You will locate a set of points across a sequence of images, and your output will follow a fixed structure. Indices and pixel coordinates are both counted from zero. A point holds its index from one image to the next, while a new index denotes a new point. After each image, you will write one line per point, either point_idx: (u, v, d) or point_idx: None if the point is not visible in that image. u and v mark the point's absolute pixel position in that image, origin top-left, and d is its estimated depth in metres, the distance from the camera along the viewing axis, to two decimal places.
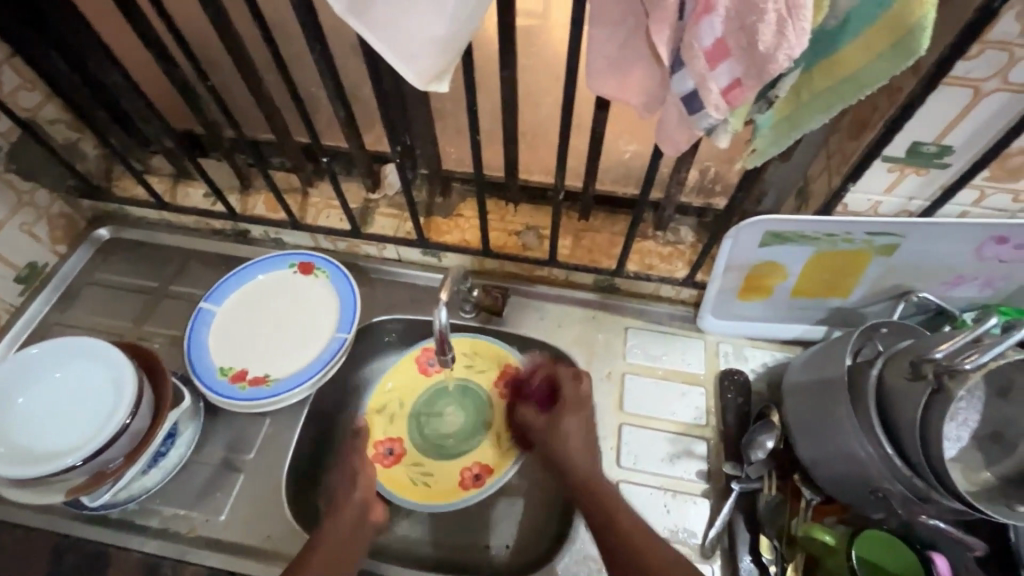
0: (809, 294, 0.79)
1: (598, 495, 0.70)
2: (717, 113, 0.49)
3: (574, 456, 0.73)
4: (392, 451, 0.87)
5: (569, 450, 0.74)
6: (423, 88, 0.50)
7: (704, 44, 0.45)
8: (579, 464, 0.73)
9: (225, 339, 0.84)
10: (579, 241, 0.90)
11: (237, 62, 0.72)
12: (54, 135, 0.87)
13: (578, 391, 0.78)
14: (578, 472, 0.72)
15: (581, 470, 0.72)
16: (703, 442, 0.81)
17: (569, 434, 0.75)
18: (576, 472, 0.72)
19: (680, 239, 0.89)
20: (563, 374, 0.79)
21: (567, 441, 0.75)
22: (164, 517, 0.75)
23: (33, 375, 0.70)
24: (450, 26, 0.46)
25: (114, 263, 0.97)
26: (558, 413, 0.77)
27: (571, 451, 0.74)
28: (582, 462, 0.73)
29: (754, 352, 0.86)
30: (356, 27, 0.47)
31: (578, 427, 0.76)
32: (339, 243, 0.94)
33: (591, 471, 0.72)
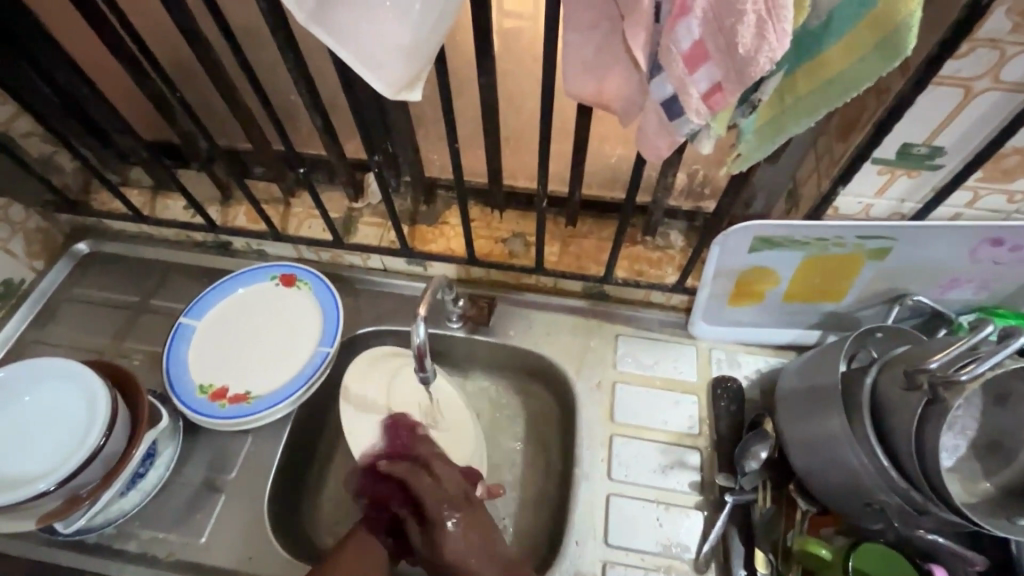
0: (801, 299, 0.77)
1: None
2: (699, 119, 0.47)
3: (468, 560, 0.67)
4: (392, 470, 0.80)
5: (459, 554, 0.68)
6: (394, 97, 0.48)
7: (682, 47, 0.43)
8: (498, 564, 0.67)
9: (205, 356, 0.82)
10: (567, 247, 0.88)
11: (209, 73, 0.70)
12: (28, 149, 0.85)
13: (451, 472, 0.74)
14: (469, 567, 0.67)
15: (493, 557, 0.68)
16: (695, 453, 0.79)
17: (448, 534, 0.68)
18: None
19: (670, 244, 0.87)
20: (432, 455, 0.76)
21: (445, 543, 0.68)
22: (144, 540, 0.73)
23: (5, 398, 0.68)
24: (417, 33, 0.44)
25: (93, 278, 0.95)
26: (426, 497, 0.71)
27: (471, 567, 0.67)
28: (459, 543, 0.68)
29: (747, 358, 0.84)
30: (320, 35, 0.45)
31: (470, 523, 0.70)
32: (322, 254, 0.92)
33: (501, 570, 0.67)
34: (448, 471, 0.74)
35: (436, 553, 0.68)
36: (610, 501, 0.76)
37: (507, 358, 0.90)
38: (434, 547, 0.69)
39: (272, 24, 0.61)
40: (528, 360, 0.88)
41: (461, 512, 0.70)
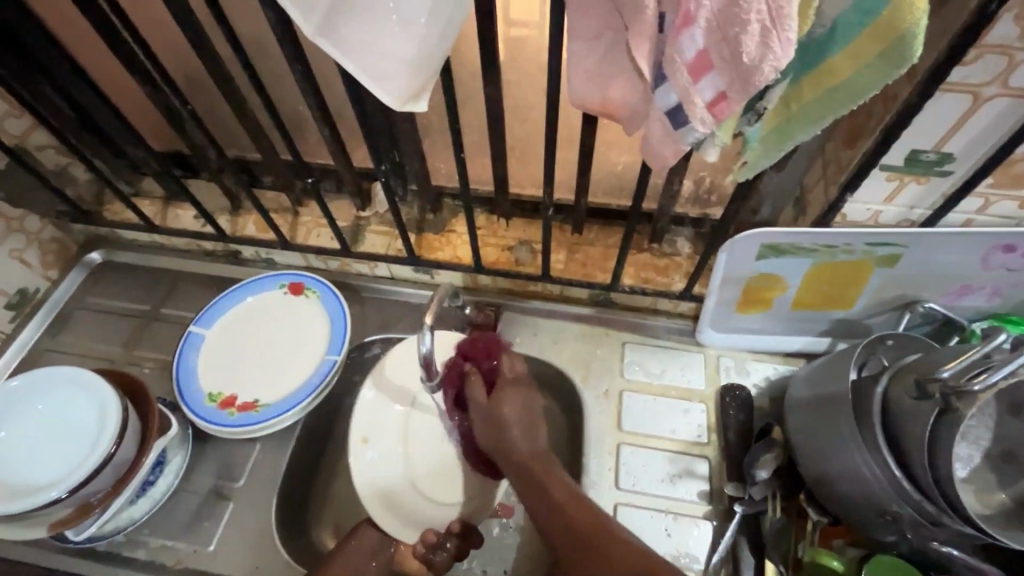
0: (810, 306, 0.76)
1: (541, 471, 0.64)
2: (704, 127, 0.47)
3: (511, 428, 0.68)
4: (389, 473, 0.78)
5: (516, 415, 0.68)
6: (400, 108, 0.49)
7: (686, 57, 0.43)
8: (523, 453, 0.66)
9: (214, 364, 0.83)
10: (573, 255, 0.88)
11: (220, 85, 0.72)
12: (43, 161, 0.87)
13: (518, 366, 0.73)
14: (517, 447, 0.67)
15: (535, 451, 0.66)
16: (704, 462, 0.78)
17: (507, 403, 0.69)
18: (516, 449, 0.67)
19: (677, 251, 0.87)
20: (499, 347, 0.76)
21: (499, 405, 0.69)
22: (153, 548, 0.74)
23: (18, 406, 0.69)
24: (422, 47, 0.45)
25: (105, 286, 0.97)
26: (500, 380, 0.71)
27: (523, 434, 0.67)
28: (501, 426, 0.68)
29: (756, 366, 0.84)
30: (326, 48, 0.45)
31: (518, 399, 0.70)
32: (330, 262, 0.93)
33: (538, 460, 0.66)
34: (515, 362, 0.73)
35: (498, 399, 0.69)
36: (618, 511, 0.75)
37: None
38: (498, 402, 0.69)
39: (281, 36, 0.62)
40: (535, 369, 0.88)
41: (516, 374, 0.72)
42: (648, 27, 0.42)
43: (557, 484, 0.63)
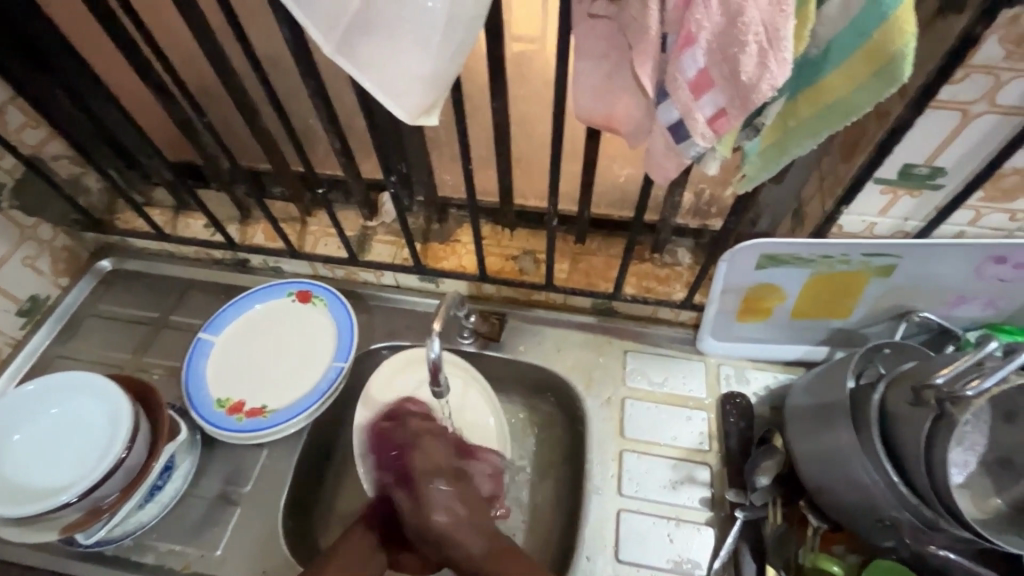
0: (808, 315, 0.78)
1: (504, 558, 0.68)
2: (704, 141, 0.49)
3: (452, 532, 0.69)
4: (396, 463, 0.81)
5: (452, 528, 0.69)
6: (412, 122, 0.51)
7: (687, 75, 0.45)
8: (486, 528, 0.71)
9: (221, 370, 0.84)
10: (576, 264, 0.90)
11: (234, 99, 0.74)
12: (58, 171, 0.89)
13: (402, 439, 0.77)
14: (459, 549, 0.69)
15: (479, 550, 0.68)
16: (706, 468, 0.79)
17: (434, 496, 0.71)
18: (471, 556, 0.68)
19: (678, 261, 0.89)
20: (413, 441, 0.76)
21: (432, 511, 0.70)
22: (160, 552, 0.74)
23: (31, 410, 0.70)
24: (435, 64, 0.47)
25: (115, 294, 0.98)
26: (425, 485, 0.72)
27: (467, 542, 0.69)
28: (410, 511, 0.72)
29: (756, 374, 0.85)
30: (342, 66, 0.48)
31: (450, 503, 0.71)
32: (338, 271, 0.95)
33: (490, 554, 0.68)
34: (438, 445, 0.76)
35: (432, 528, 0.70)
36: (620, 517, 0.76)
37: (516, 373, 0.91)
38: (427, 524, 0.70)
39: (295, 53, 0.64)
40: (538, 375, 0.89)
41: (439, 475, 0.73)
42: (651, 47, 0.44)
43: (518, 571, 0.66)
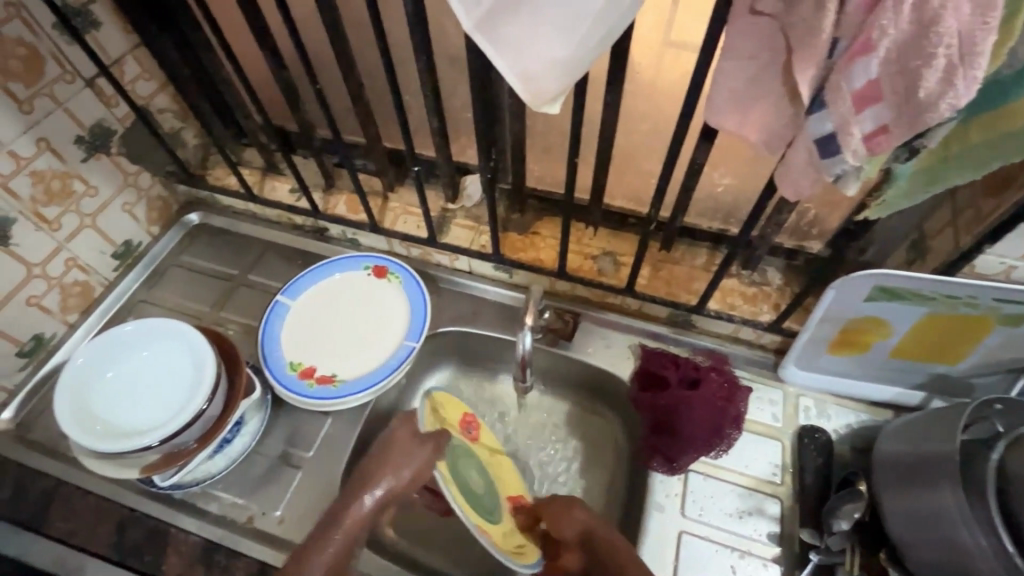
0: (911, 356, 0.72)
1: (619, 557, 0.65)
2: (854, 158, 0.45)
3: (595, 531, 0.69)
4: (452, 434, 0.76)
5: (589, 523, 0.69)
6: (537, 108, 0.49)
7: (854, 85, 0.42)
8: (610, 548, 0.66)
9: (296, 334, 0.85)
10: (657, 272, 0.86)
11: (343, 67, 0.74)
12: (162, 123, 0.92)
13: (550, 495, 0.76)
14: (602, 541, 0.67)
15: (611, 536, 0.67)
16: (776, 501, 0.75)
17: (574, 510, 0.71)
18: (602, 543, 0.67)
19: (767, 281, 0.84)
20: (719, 378, 0.81)
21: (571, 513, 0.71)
22: (224, 503, 0.77)
23: (125, 350, 0.73)
24: (576, 47, 0.45)
25: (200, 247, 1.01)
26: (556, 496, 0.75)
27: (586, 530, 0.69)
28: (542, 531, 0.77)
29: (838, 411, 0.80)
30: (480, 42, 0.46)
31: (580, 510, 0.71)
32: (413, 250, 0.95)
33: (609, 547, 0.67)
34: (723, 384, 0.80)
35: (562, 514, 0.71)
36: (682, 539, 0.73)
37: (580, 376, 0.89)
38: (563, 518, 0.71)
39: (416, 24, 0.63)
40: (603, 380, 0.87)
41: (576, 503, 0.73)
42: (820, 51, 0.40)
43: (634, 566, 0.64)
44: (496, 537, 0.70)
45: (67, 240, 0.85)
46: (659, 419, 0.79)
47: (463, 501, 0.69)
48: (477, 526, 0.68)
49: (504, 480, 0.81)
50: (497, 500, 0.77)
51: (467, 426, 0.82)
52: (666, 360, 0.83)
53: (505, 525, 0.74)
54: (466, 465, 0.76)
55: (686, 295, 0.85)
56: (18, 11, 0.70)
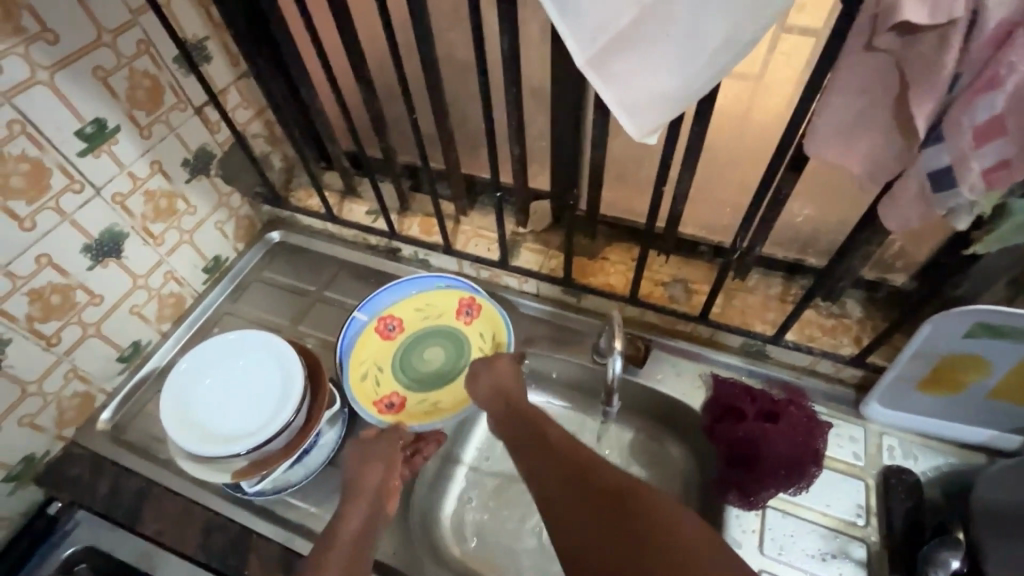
0: (1010, 397, 0.69)
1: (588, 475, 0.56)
2: (973, 193, 0.45)
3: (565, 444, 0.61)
4: (392, 325, 0.89)
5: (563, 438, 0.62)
6: (640, 139, 0.51)
7: (976, 120, 0.42)
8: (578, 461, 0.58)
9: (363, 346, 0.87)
10: (731, 300, 0.86)
11: (434, 98, 0.78)
12: (256, 148, 0.99)
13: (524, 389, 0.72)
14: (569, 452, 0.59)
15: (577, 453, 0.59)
16: (861, 545, 0.72)
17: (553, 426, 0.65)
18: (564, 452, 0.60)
19: (847, 313, 0.82)
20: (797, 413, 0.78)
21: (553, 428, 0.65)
22: (301, 512, 0.79)
23: (223, 358, 0.78)
24: (686, 84, 0.47)
25: (280, 263, 1.07)
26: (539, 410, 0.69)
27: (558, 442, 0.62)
28: (512, 431, 0.67)
29: (925, 452, 0.77)
30: (591, 79, 0.48)
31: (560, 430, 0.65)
32: (483, 272, 0.98)
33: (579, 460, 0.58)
34: (805, 420, 0.77)
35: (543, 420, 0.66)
36: None
37: (647, 404, 0.88)
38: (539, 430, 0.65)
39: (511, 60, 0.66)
40: (673, 409, 0.85)
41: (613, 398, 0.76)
42: (940, 87, 0.41)
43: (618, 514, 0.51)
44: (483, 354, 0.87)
45: (168, 254, 0.91)
46: (734, 453, 0.76)
47: (454, 394, 0.86)
48: None
49: (444, 307, 0.90)
50: (451, 336, 0.89)
51: (387, 322, 0.89)
52: (742, 392, 0.80)
53: (481, 331, 0.88)
54: (427, 346, 0.89)
55: (762, 324, 0.83)
56: (147, 47, 0.77)
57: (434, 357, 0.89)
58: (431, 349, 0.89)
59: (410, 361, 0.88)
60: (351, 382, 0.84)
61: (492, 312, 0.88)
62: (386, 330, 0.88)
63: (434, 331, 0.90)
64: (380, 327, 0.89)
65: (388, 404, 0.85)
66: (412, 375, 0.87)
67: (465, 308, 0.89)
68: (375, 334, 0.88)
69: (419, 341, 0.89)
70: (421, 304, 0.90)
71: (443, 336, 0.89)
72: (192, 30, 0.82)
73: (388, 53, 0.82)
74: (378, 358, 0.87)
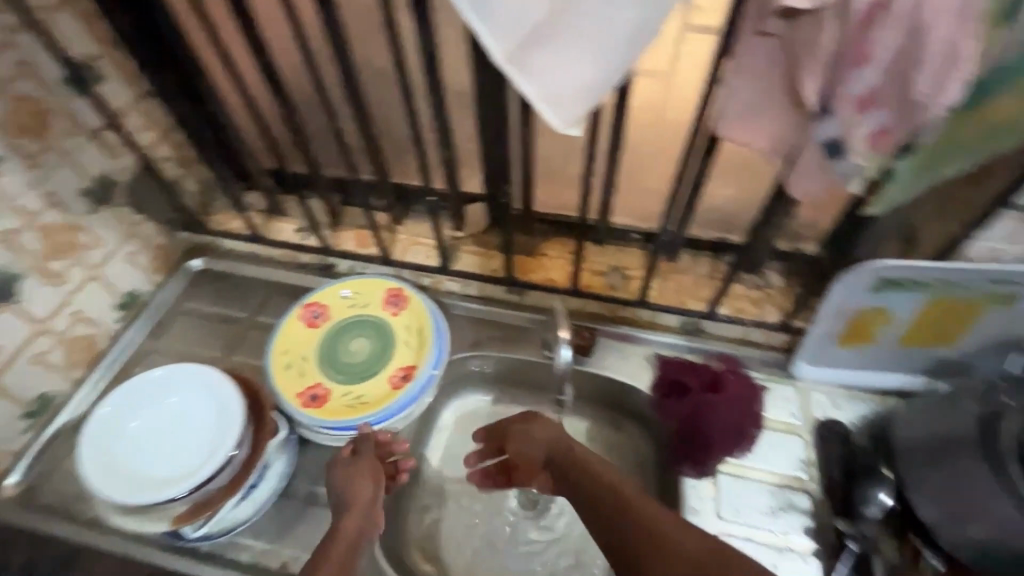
0: (914, 341, 0.76)
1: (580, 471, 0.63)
2: (859, 158, 0.49)
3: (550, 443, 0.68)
4: (319, 313, 0.86)
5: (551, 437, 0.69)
6: (563, 130, 0.52)
7: (854, 91, 0.46)
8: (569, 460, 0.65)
9: (292, 342, 0.84)
10: (666, 282, 0.90)
11: (355, 106, 0.76)
12: (166, 172, 0.92)
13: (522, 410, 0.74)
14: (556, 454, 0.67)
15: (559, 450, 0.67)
16: (805, 495, 0.77)
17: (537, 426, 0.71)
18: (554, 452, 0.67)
19: (768, 283, 0.88)
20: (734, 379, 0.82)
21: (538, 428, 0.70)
22: (254, 551, 0.74)
23: (150, 397, 0.72)
24: (602, 73, 0.48)
25: (202, 293, 0.98)
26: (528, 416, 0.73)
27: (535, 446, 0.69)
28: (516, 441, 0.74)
29: (851, 403, 0.83)
30: (511, 75, 0.49)
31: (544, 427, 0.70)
32: (424, 278, 0.96)
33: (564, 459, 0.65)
34: (741, 384, 0.82)
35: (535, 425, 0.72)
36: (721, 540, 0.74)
37: (599, 392, 0.89)
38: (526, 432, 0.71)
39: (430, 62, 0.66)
40: (623, 394, 0.87)
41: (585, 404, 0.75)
42: (822, 62, 0.45)
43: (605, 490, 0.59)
44: (408, 346, 0.83)
45: (73, 293, 0.83)
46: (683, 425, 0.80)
47: (376, 388, 0.80)
48: (397, 371, 0.82)
49: (372, 295, 0.86)
50: (377, 326, 0.85)
51: (312, 310, 0.86)
52: (687, 367, 0.83)
53: (409, 321, 0.84)
54: (352, 336, 0.85)
55: (696, 302, 0.88)
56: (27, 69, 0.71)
57: (358, 347, 0.84)
58: (356, 339, 0.85)
59: (334, 349, 0.84)
60: (276, 372, 0.81)
61: (418, 302, 0.84)
62: (311, 317, 0.85)
63: (359, 320, 0.86)
64: (306, 316, 0.86)
65: (310, 397, 0.80)
66: (336, 364, 0.83)
67: (394, 298, 0.86)
68: (299, 323, 0.85)
69: (345, 330, 0.85)
70: (348, 292, 0.87)
71: (368, 327, 0.85)
72: (77, 46, 0.75)
73: (301, 60, 0.78)
74: (302, 347, 0.83)
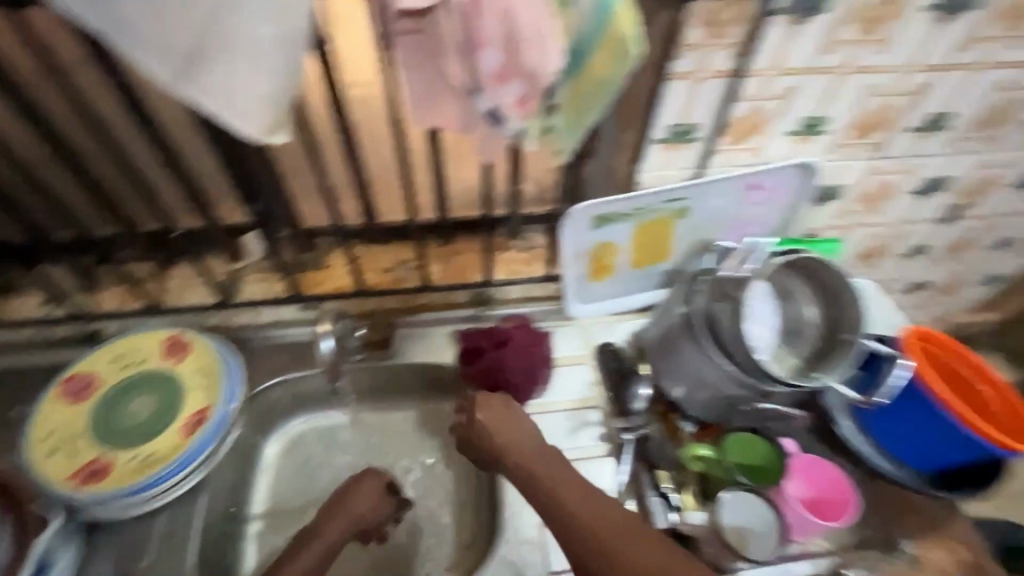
0: (642, 262, 0.94)
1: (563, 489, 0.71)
2: (518, 121, 0.60)
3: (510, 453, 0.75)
4: (86, 384, 0.79)
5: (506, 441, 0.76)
6: (261, 140, 0.52)
7: (486, 70, 0.56)
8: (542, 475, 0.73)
9: (56, 424, 0.76)
10: (447, 263, 0.98)
11: None
12: None
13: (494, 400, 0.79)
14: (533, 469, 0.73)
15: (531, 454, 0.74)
16: (595, 411, 0.91)
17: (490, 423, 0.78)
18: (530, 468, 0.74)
19: (533, 244, 1.00)
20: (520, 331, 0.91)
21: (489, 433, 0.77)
22: None
23: None
24: (275, 82, 0.49)
25: None
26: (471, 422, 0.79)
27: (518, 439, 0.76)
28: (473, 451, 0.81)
29: (620, 325, 0.99)
30: (184, 92, 0.48)
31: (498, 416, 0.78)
32: (209, 319, 0.93)
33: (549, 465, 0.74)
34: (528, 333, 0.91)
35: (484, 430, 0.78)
36: None
37: (412, 379, 0.95)
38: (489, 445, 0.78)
39: None
40: (433, 376, 0.93)
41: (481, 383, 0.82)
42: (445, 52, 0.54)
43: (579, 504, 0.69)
44: (195, 387, 0.79)
45: None
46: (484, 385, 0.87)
47: (164, 441, 0.75)
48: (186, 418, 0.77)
49: (147, 349, 0.82)
50: (157, 379, 0.80)
51: (77, 383, 0.79)
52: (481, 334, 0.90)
53: (192, 364, 0.81)
54: (129, 399, 0.79)
55: (475, 274, 0.98)
56: None
57: (138, 408, 0.78)
58: (135, 400, 0.79)
59: (109, 417, 0.77)
60: (39, 459, 0.73)
61: (200, 342, 0.82)
62: (76, 391, 0.78)
63: (137, 378, 0.80)
64: (70, 393, 0.78)
65: (86, 474, 0.72)
66: (112, 432, 0.76)
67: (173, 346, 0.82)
68: (64, 402, 0.77)
69: (120, 395, 0.79)
70: (118, 353, 0.81)
71: (147, 383, 0.79)
72: None
73: None
74: (69, 424, 0.76)
